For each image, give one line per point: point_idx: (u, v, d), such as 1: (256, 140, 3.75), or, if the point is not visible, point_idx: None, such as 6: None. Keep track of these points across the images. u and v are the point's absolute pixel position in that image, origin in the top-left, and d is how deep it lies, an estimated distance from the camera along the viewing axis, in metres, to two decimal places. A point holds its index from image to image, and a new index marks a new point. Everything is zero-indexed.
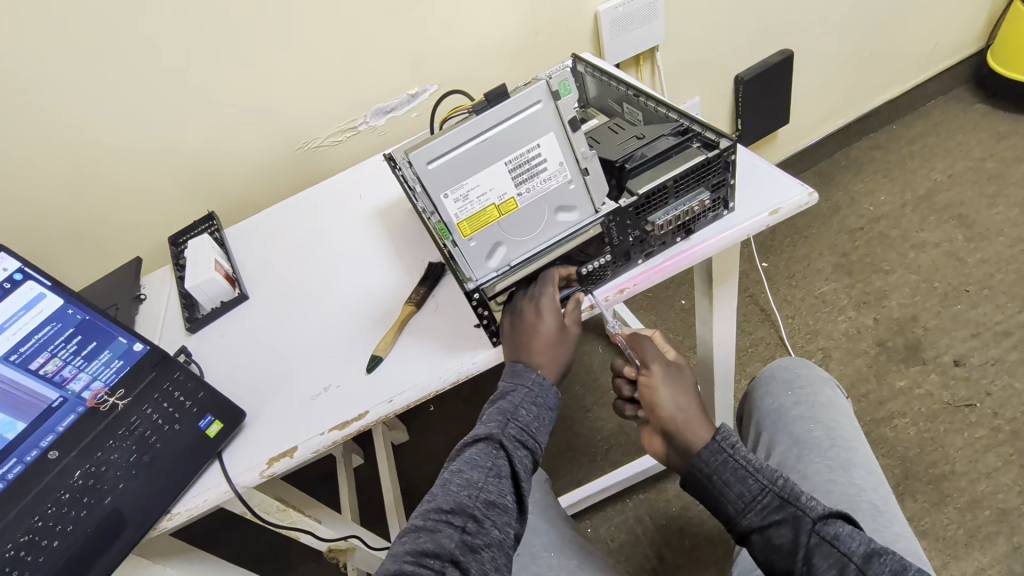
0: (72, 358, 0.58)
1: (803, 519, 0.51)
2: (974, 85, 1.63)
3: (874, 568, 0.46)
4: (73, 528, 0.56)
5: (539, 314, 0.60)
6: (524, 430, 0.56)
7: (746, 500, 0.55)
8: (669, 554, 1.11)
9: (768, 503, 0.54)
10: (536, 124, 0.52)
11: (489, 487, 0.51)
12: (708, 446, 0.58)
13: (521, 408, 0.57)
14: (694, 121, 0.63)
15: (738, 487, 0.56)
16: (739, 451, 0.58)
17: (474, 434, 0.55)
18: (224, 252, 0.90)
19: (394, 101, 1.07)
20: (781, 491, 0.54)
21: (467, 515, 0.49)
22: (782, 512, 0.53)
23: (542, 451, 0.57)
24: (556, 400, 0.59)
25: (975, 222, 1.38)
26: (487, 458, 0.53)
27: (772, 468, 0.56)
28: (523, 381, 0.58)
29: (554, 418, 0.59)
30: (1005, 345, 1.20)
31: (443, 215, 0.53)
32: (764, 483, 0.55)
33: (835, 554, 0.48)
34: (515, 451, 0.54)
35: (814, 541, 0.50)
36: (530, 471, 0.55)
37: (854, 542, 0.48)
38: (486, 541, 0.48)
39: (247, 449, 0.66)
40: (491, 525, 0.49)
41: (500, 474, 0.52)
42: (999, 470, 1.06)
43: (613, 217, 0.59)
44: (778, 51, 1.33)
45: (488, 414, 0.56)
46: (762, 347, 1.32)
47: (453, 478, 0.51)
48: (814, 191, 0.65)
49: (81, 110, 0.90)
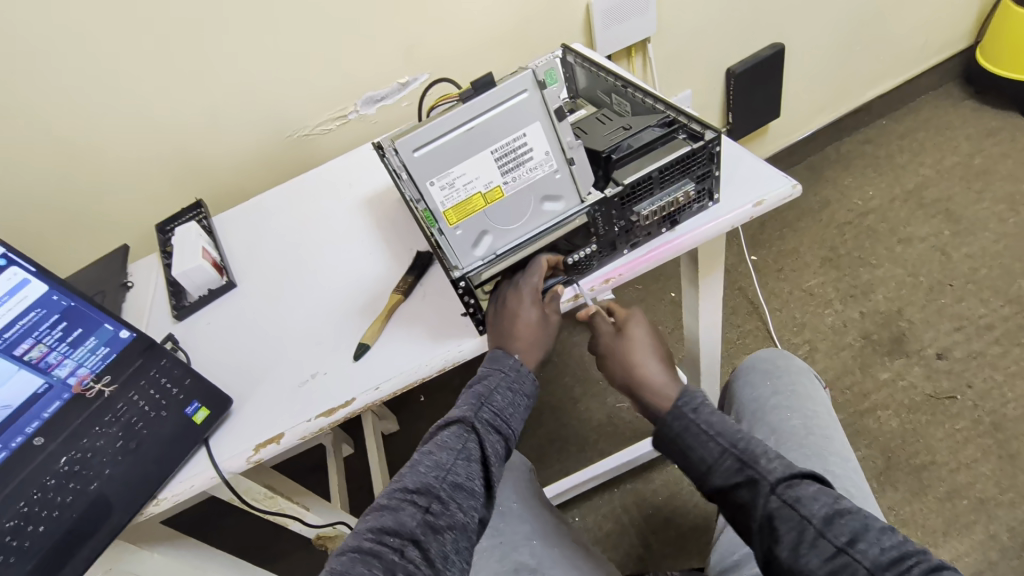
0: (57, 344, 0.58)
1: (761, 482, 0.50)
2: (963, 82, 1.65)
3: (831, 530, 0.45)
4: (60, 513, 0.56)
5: (521, 302, 0.61)
6: (497, 415, 0.56)
7: (708, 463, 0.55)
8: (655, 542, 1.13)
9: (729, 466, 0.53)
10: (522, 113, 0.52)
11: (457, 469, 0.51)
12: (671, 412, 0.59)
13: (496, 393, 0.57)
14: (681, 112, 0.64)
15: (701, 450, 0.56)
16: (703, 414, 0.58)
17: (447, 418, 0.56)
18: (213, 239, 0.89)
19: (385, 90, 1.06)
20: (740, 453, 0.53)
21: (433, 495, 0.49)
22: (741, 475, 0.52)
23: (515, 437, 0.57)
24: (532, 388, 0.60)
25: (961, 217, 1.40)
26: (458, 440, 0.53)
27: (736, 430, 0.55)
28: (499, 367, 0.59)
29: (530, 407, 0.60)
30: (986, 339, 1.22)
31: (429, 203, 0.54)
32: (725, 446, 0.54)
33: (793, 517, 0.47)
34: (487, 436, 0.54)
35: (773, 504, 0.49)
36: (502, 457, 0.55)
37: (814, 503, 0.47)
38: (450, 523, 0.48)
39: (233, 436, 0.67)
40: (456, 507, 0.49)
41: (469, 457, 0.52)
42: (978, 461, 1.08)
43: (599, 208, 0.59)
44: (770, 45, 1.33)
45: (462, 398, 0.57)
46: (750, 339, 1.33)
47: (422, 459, 0.52)
48: (798, 182, 0.66)
49: (71, 94, 0.89)
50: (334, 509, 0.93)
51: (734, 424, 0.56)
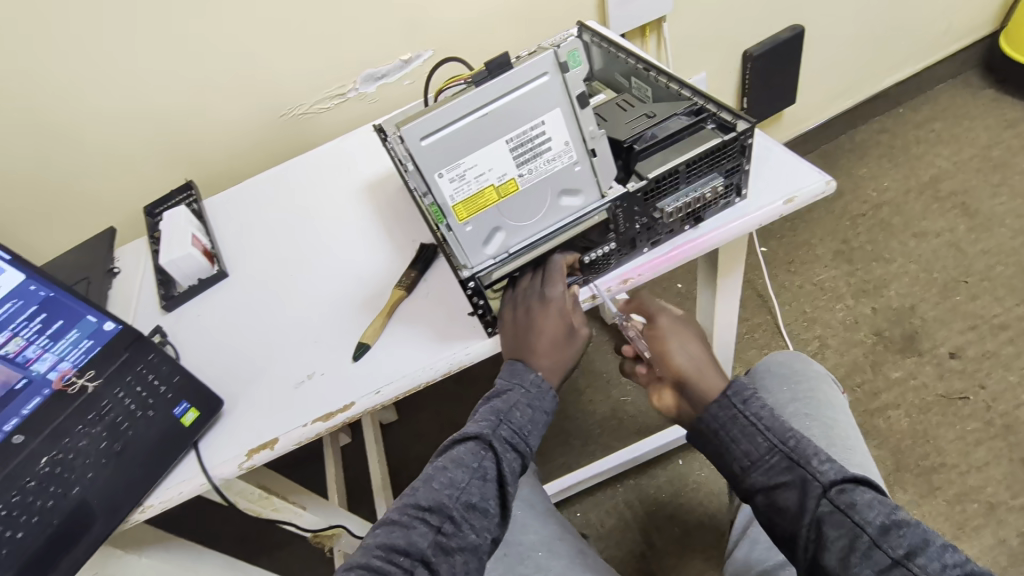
0: (36, 337, 0.53)
1: (812, 483, 0.47)
2: (984, 69, 1.59)
3: (887, 541, 0.43)
4: (39, 519, 0.52)
5: (546, 314, 0.56)
6: (515, 432, 0.53)
7: (752, 459, 0.51)
8: (658, 539, 1.11)
9: (776, 464, 0.50)
10: (541, 98, 0.47)
11: (471, 489, 0.49)
12: (717, 401, 0.54)
13: (516, 410, 0.53)
14: (709, 100, 0.59)
15: (745, 444, 0.52)
16: (752, 407, 0.53)
17: (464, 431, 0.52)
18: (203, 225, 0.85)
19: (385, 66, 1.00)
20: (791, 452, 0.50)
21: (445, 515, 0.47)
22: (788, 474, 0.49)
23: (532, 455, 0.54)
24: (552, 404, 0.55)
25: (978, 211, 1.36)
26: (474, 458, 0.50)
27: (786, 427, 0.51)
28: (520, 381, 0.55)
29: (549, 422, 0.56)
30: (1001, 338, 1.19)
31: (437, 196, 0.49)
32: (774, 442, 0.51)
33: (845, 524, 0.45)
34: (504, 454, 0.51)
35: (823, 509, 0.46)
36: (517, 474, 0.52)
37: (870, 512, 0.44)
38: (461, 545, 0.47)
39: (224, 439, 0.63)
40: (468, 529, 0.47)
41: (484, 477, 0.50)
42: (989, 464, 1.06)
43: (621, 203, 0.55)
44: (789, 26, 1.27)
45: (481, 412, 0.54)
46: (758, 334, 1.30)
47: (436, 475, 0.49)
48: (831, 179, 0.61)
49: (46, 67, 0.83)
50: (332, 509, 0.91)
51: (782, 419, 0.52)
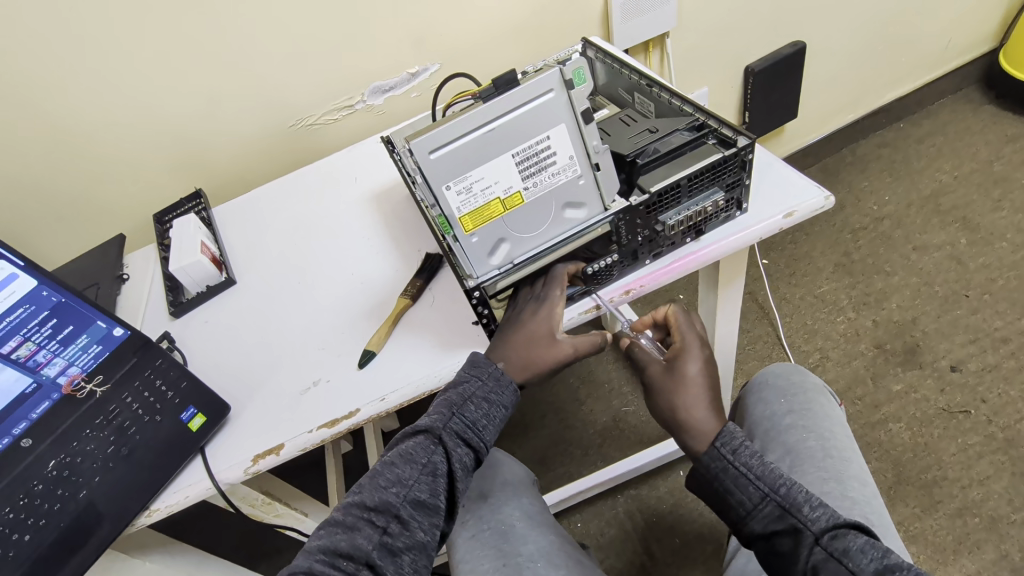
0: (47, 342, 0.54)
1: (805, 532, 0.49)
2: (983, 86, 1.61)
3: None
4: (46, 522, 0.53)
5: (536, 315, 0.57)
6: (469, 426, 0.54)
7: (747, 508, 0.52)
8: (658, 550, 1.11)
9: (770, 513, 0.51)
10: (546, 115, 0.48)
11: (420, 486, 0.50)
12: (708, 452, 0.56)
13: (470, 403, 0.55)
14: (711, 116, 0.60)
15: (739, 494, 0.53)
16: (742, 456, 0.54)
17: (416, 425, 0.54)
18: (212, 232, 0.86)
19: (394, 79, 1.02)
20: (782, 500, 0.51)
21: (391, 515, 0.49)
22: (783, 522, 0.50)
23: (487, 449, 0.55)
24: (512, 399, 0.57)
25: (978, 226, 1.37)
26: (424, 454, 0.52)
27: (777, 473, 0.53)
28: (478, 374, 0.56)
29: (508, 416, 0.57)
30: (1002, 352, 1.19)
31: (444, 209, 0.50)
32: (765, 490, 0.52)
33: (841, 572, 0.46)
34: (455, 448, 0.53)
35: (818, 557, 0.47)
36: (470, 468, 0.54)
37: (864, 558, 0.45)
38: (408, 544, 0.49)
39: (230, 444, 0.64)
40: (416, 527, 0.49)
41: (434, 472, 0.51)
42: (991, 478, 1.06)
43: (623, 216, 0.56)
44: (790, 43, 1.28)
45: (434, 404, 0.55)
46: (759, 345, 1.31)
47: (384, 473, 0.51)
48: (831, 195, 0.62)
49: (60, 80, 0.85)
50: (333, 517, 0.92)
51: (772, 464, 0.54)
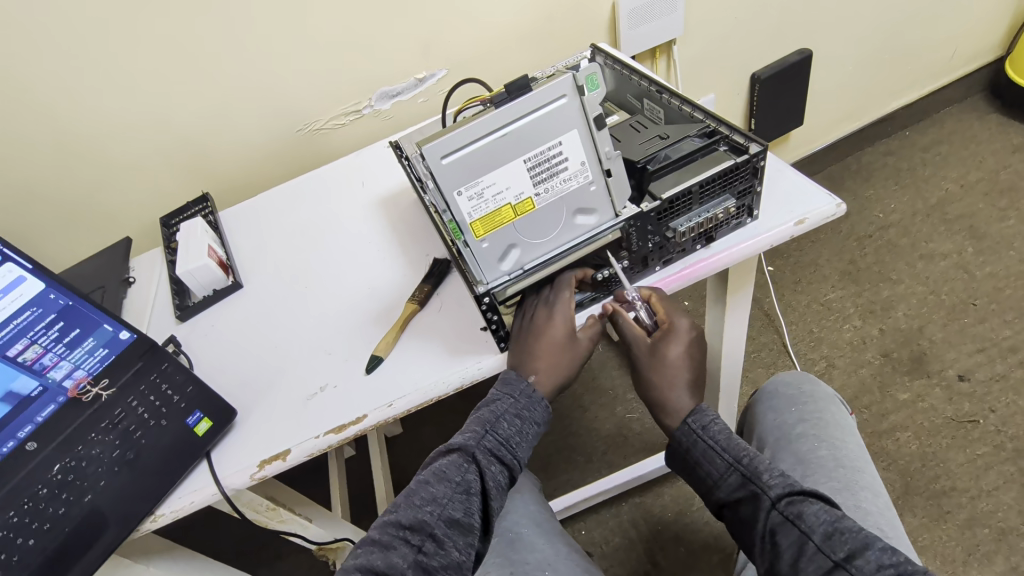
0: (53, 345, 0.54)
1: (763, 497, 0.50)
2: (988, 94, 1.61)
3: (830, 545, 0.44)
4: (51, 526, 0.53)
5: (550, 320, 0.57)
6: (501, 444, 0.54)
7: (714, 479, 0.55)
8: (664, 559, 1.10)
9: (733, 481, 0.53)
10: (558, 121, 0.48)
11: (454, 504, 0.49)
12: (679, 428, 0.58)
13: (503, 420, 0.55)
14: (722, 123, 0.60)
15: (708, 466, 0.56)
16: (711, 431, 0.56)
17: (450, 444, 0.54)
18: (219, 236, 0.86)
19: (401, 85, 1.03)
20: (745, 469, 0.53)
21: (426, 533, 0.47)
22: (745, 490, 0.52)
23: (519, 468, 0.55)
24: (544, 415, 0.57)
25: (985, 234, 1.36)
26: (458, 471, 0.51)
27: (743, 446, 0.54)
28: (509, 392, 0.56)
29: (539, 435, 0.57)
30: (1011, 361, 1.18)
31: (455, 214, 0.50)
32: (730, 461, 0.54)
33: (793, 532, 0.46)
34: (488, 466, 0.52)
35: (774, 519, 0.48)
36: (503, 488, 0.53)
37: (814, 518, 0.46)
38: (444, 563, 0.46)
39: (237, 450, 0.63)
40: (451, 545, 0.47)
41: (468, 490, 0.50)
42: (1000, 489, 1.05)
43: (634, 222, 0.56)
44: (796, 51, 1.29)
45: (467, 423, 0.55)
46: (765, 353, 1.30)
47: (419, 491, 0.50)
48: (843, 202, 0.62)
49: (70, 84, 0.85)
50: (337, 522, 0.92)
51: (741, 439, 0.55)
